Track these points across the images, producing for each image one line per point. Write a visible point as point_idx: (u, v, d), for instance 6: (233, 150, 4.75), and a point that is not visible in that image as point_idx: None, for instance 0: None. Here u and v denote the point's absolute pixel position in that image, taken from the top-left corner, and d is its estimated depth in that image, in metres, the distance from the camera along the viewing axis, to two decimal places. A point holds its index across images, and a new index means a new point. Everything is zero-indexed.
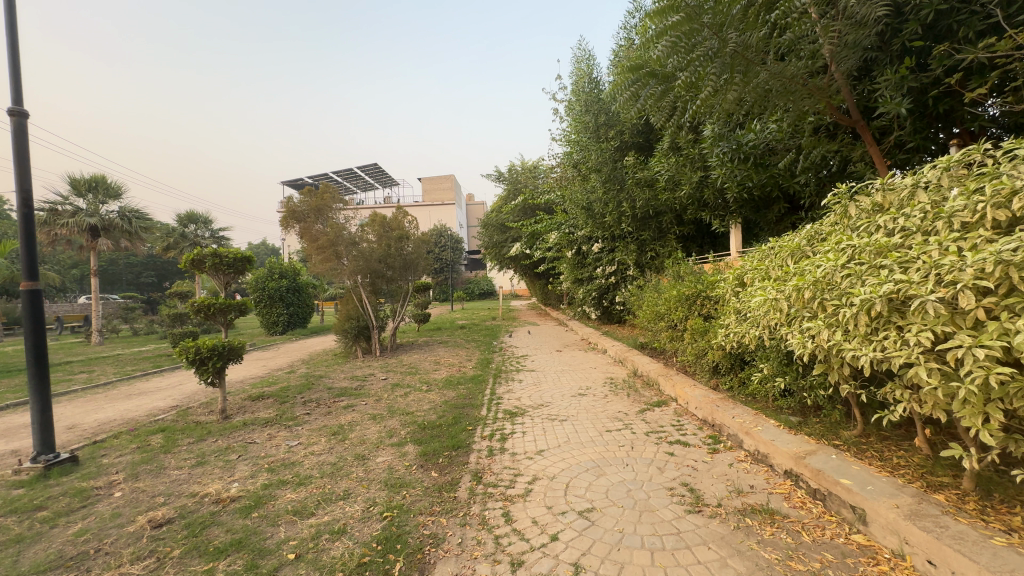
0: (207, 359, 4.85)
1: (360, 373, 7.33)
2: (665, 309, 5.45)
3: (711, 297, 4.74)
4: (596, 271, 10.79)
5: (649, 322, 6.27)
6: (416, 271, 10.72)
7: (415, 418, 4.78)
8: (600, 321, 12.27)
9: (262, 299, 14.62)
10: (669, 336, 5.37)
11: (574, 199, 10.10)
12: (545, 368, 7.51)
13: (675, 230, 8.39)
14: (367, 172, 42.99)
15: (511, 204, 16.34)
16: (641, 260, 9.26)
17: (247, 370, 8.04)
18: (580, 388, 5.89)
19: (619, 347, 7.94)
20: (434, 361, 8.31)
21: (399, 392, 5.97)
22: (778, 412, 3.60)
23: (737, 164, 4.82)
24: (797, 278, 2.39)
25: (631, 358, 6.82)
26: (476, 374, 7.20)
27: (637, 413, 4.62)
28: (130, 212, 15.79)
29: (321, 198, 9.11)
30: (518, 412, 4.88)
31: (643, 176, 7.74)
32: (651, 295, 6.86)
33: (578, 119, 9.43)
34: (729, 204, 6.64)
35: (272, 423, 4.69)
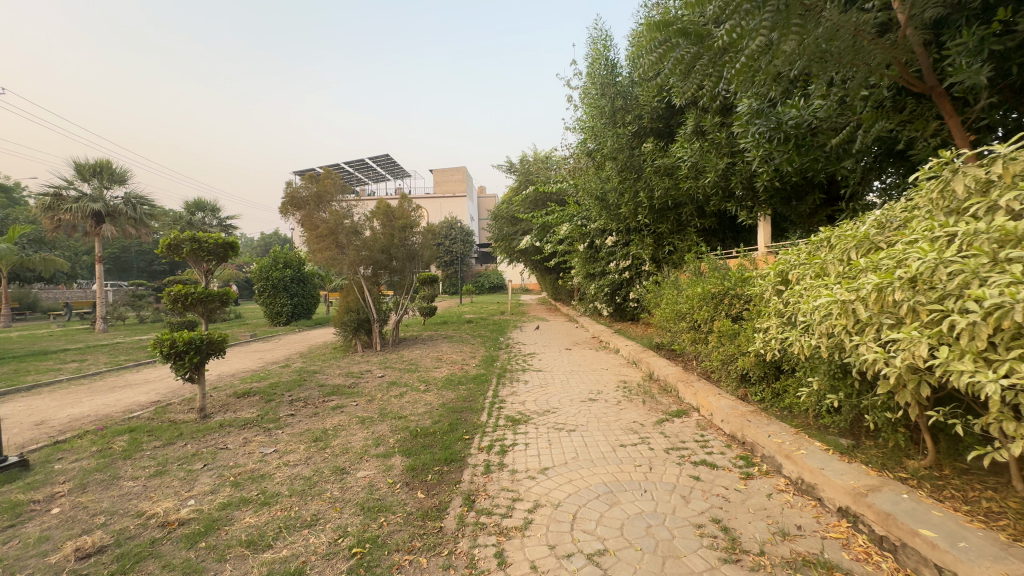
0: (184, 354, 4.46)
1: (357, 369, 6.93)
2: (687, 309, 4.92)
3: (742, 296, 4.20)
4: (609, 265, 10.25)
5: (667, 322, 5.74)
6: (421, 262, 10.22)
7: (408, 423, 4.33)
8: (612, 318, 11.74)
9: (266, 289, 14.34)
10: (691, 339, 4.85)
11: (588, 189, 9.55)
12: (554, 368, 7.03)
13: (696, 222, 7.83)
14: (379, 163, 42.66)
15: (522, 195, 15.83)
16: (658, 254, 8.72)
17: (241, 363, 7.69)
18: (591, 392, 5.39)
19: (632, 347, 7.43)
20: (436, 358, 7.89)
21: (394, 391, 5.54)
22: (823, 432, 3.08)
23: (775, 146, 4.26)
24: (877, 275, 1.87)
25: (647, 360, 6.31)
26: (479, 373, 6.75)
27: (655, 424, 4.12)
28: (135, 198, 15.61)
29: (322, 184, 8.76)
30: (521, 420, 4.40)
31: (663, 164, 7.17)
32: (670, 292, 6.31)
33: (593, 104, 8.86)
34: (758, 195, 6.07)
35: (251, 424, 4.28)
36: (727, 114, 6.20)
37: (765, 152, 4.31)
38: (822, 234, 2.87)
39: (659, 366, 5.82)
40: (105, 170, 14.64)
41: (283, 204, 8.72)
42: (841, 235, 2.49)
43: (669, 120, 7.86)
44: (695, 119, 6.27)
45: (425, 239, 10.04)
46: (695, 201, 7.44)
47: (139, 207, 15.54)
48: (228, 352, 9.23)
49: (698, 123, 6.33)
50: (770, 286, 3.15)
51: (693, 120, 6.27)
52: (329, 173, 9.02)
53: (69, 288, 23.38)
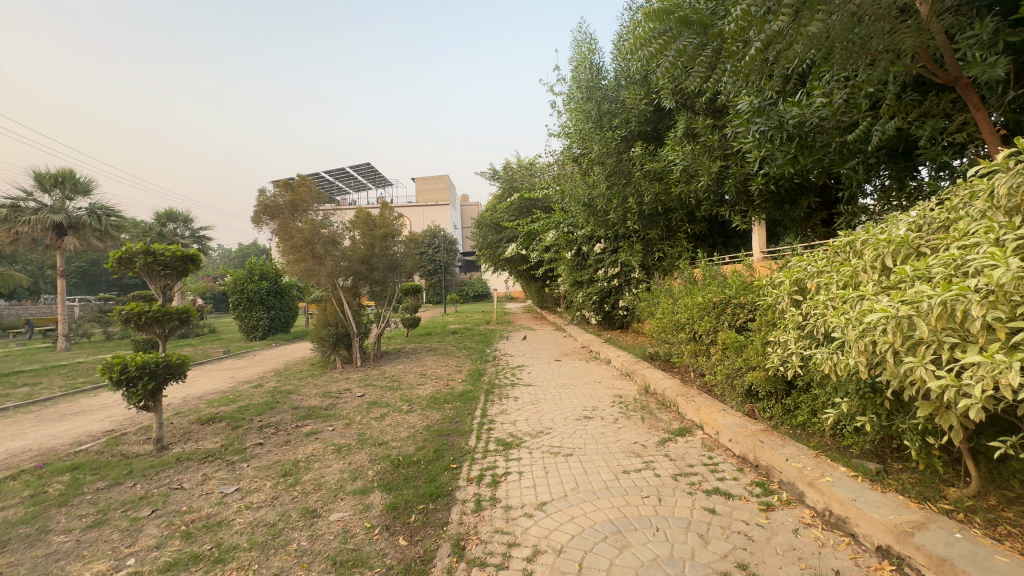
0: (136, 379, 4.01)
1: (335, 388, 6.50)
2: (685, 320, 4.66)
3: (747, 306, 3.94)
4: (598, 273, 10.00)
5: (663, 332, 5.47)
6: (401, 272, 9.94)
7: (389, 450, 3.95)
8: (600, 327, 11.49)
9: (240, 302, 13.74)
10: (690, 352, 4.57)
11: (575, 196, 9.30)
12: (544, 381, 6.70)
13: (687, 228, 7.62)
14: (360, 172, 42.04)
15: (506, 202, 15.57)
16: (648, 261, 8.51)
17: (209, 384, 7.19)
18: (585, 409, 5.07)
19: (624, 358, 7.16)
20: (420, 373, 7.50)
21: (374, 413, 5.14)
22: (846, 454, 2.82)
23: (778, 145, 4.02)
24: (941, 286, 1.60)
25: (641, 371, 6.04)
26: (465, 389, 6.37)
27: (657, 445, 3.82)
28: (101, 209, 14.88)
29: (298, 191, 8.32)
30: (513, 444, 4.04)
31: (653, 169, 6.95)
32: (665, 301, 6.05)
33: (579, 108, 8.63)
34: (752, 199, 5.87)
35: (213, 457, 3.85)
36: (719, 116, 6.01)
37: (767, 152, 4.11)
38: (842, 240, 2.62)
39: (655, 379, 5.53)
40: (67, 179, 13.89)
41: (256, 213, 8.22)
42: (873, 240, 2.24)
43: (657, 123, 7.67)
44: (686, 121, 6.07)
45: (406, 248, 9.74)
46: (687, 204, 7.22)
47: (104, 218, 14.78)
48: (197, 372, 8.68)
49: (689, 126, 6.12)
50: (784, 296, 2.88)
51: (684, 122, 6.07)
52: (305, 180, 8.58)
53: (32, 304, 22.21)
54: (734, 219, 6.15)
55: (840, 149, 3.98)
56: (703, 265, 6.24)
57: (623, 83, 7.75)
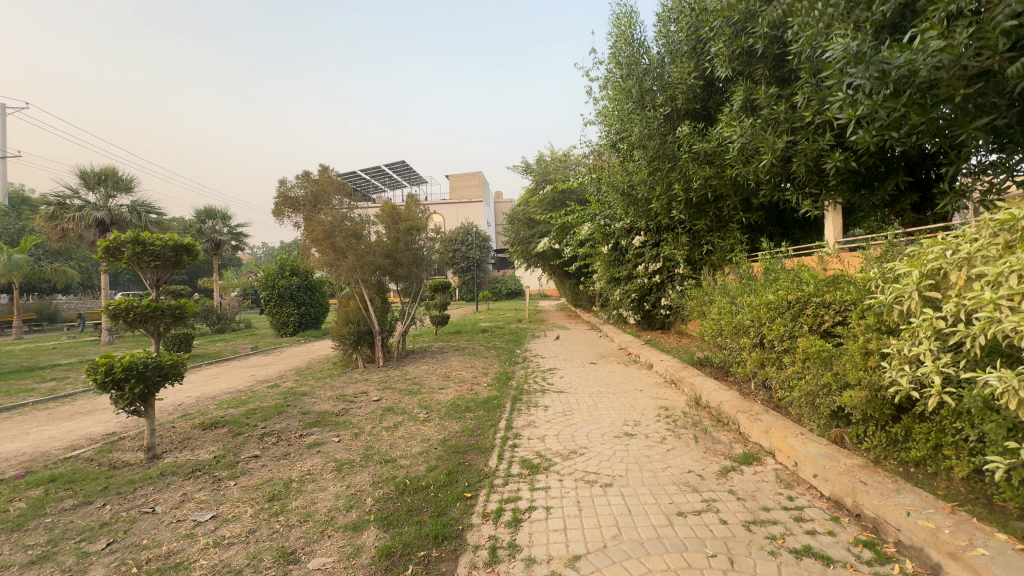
0: (124, 382, 3.64)
1: (351, 390, 6.05)
2: (749, 321, 3.87)
3: (835, 306, 3.13)
4: (637, 269, 9.22)
5: (718, 335, 4.69)
6: (428, 269, 9.48)
7: (395, 471, 3.39)
8: (639, 327, 10.72)
9: (272, 298, 13.71)
10: (755, 361, 3.79)
11: (613, 185, 8.53)
12: (578, 388, 6.04)
13: (742, 217, 6.75)
14: (395, 169, 42.31)
15: (539, 195, 14.92)
16: (694, 255, 7.71)
17: (226, 384, 6.90)
18: (626, 423, 4.36)
19: (669, 363, 6.42)
20: (444, 375, 6.99)
21: (387, 422, 4.61)
22: (1001, 514, 2.03)
23: (882, 101, 3.17)
24: None
25: (690, 380, 5.29)
26: (491, 395, 5.78)
27: (720, 477, 3.10)
28: (142, 206, 15.24)
29: (321, 182, 8.03)
30: (540, 468, 3.41)
31: (703, 149, 6.12)
32: (719, 299, 5.24)
33: (618, 87, 7.85)
34: (827, 179, 4.99)
35: (200, 472, 3.41)
36: (787, 84, 5.12)
37: (865, 111, 3.27)
38: (1009, 213, 1.84)
39: (708, 391, 4.75)
40: (110, 177, 14.20)
41: (276, 205, 7.92)
42: None
43: (707, 100, 6.82)
44: (745, 91, 5.22)
45: (432, 243, 9.28)
46: (743, 188, 6.35)
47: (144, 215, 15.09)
48: (219, 370, 8.47)
49: (749, 97, 5.27)
50: (906, 294, 2.10)
51: (743, 93, 5.22)
52: (328, 171, 8.28)
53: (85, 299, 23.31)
54: (803, 205, 5.25)
55: (961, 106, 3.11)
56: (765, 257, 5.38)
57: (669, 56, 6.91)
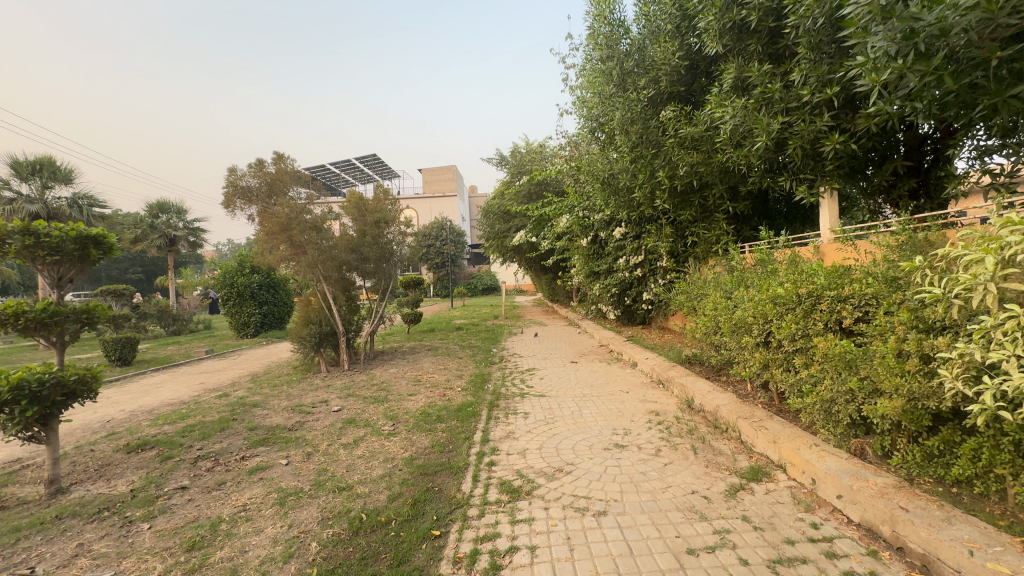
0: (13, 404, 2.95)
1: (310, 399, 5.45)
2: (750, 317, 3.49)
3: (852, 301, 2.77)
4: (618, 262, 8.84)
5: (712, 332, 4.32)
6: (398, 264, 8.89)
7: (350, 502, 2.86)
8: (620, 322, 10.40)
9: (230, 297, 12.80)
10: (759, 362, 3.41)
11: (592, 174, 8.10)
12: (560, 390, 5.61)
13: (729, 206, 6.43)
14: (366, 162, 41.08)
15: (515, 187, 14.42)
16: (678, 247, 7.38)
17: (169, 395, 6.18)
18: (616, 433, 3.93)
19: (655, 361, 6.06)
20: (415, 378, 6.46)
21: (346, 438, 4.05)
22: None
23: (909, 64, 2.78)
24: None
25: (680, 381, 4.93)
26: (465, 401, 5.28)
27: (729, 499, 2.69)
28: (84, 199, 14.03)
29: (278, 172, 7.41)
30: (522, 492, 2.94)
31: (690, 133, 5.74)
32: (710, 294, 4.86)
33: (597, 70, 7.41)
34: (823, 163, 4.67)
35: (108, 512, 2.79)
36: (782, 61, 4.77)
37: (890, 76, 2.87)
38: None
39: (701, 393, 4.38)
40: (46, 167, 12.95)
41: (226, 196, 7.22)
42: None
43: (691, 83, 6.45)
44: (736, 69, 4.84)
45: (402, 236, 8.68)
46: (731, 174, 6.03)
47: (86, 209, 13.88)
48: (166, 378, 7.69)
49: (741, 75, 4.89)
50: (976, 287, 1.72)
51: (734, 70, 4.84)
52: (285, 159, 7.61)
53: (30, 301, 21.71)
54: (797, 191, 4.91)
55: (994, 72, 2.71)
56: (758, 248, 5.01)
57: (652, 35, 6.51)
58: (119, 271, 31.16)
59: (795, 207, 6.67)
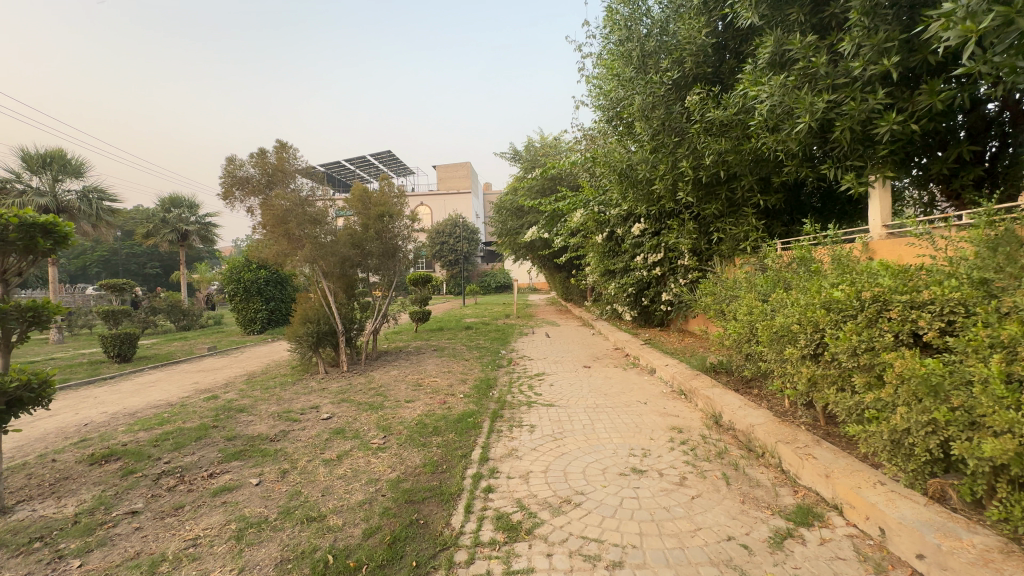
0: None
1: (300, 404, 5.04)
2: (794, 324, 2.95)
3: (932, 308, 2.23)
4: (635, 261, 8.30)
5: (744, 339, 3.79)
6: (404, 260, 8.50)
7: (318, 538, 2.42)
8: (637, 323, 9.86)
9: (237, 293, 12.59)
10: (805, 378, 2.87)
11: (609, 165, 7.58)
12: (570, 399, 5.12)
13: (759, 200, 5.86)
14: (380, 159, 41.01)
15: (527, 181, 13.92)
16: (701, 244, 6.82)
17: (158, 396, 5.86)
18: (634, 455, 3.43)
19: (676, 368, 5.54)
20: (416, 382, 6.04)
21: (329, 453, 3.62)
22: None
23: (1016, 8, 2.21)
24: None
25: (706, 393, 4.40)
26: (467, 410, 4.82)
27: (775, 550, 2.18)
28: (94, 193, 13.97)
29: (277, 159, 7.04)
30: (522, 531, 2.46)
31: (718, 117, 5.20)
32: (740, 297, 4.33)
33: (615, 53, 6.88)
34: (875, 147, 4.08)
35: (39, 544, 2.40)
36: (829, 32, 4.20)
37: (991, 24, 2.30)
38: None
39: (730, 409, 3.86)
40: (57, 160, 12.89)
41: (223, 186, 6.89)
42: None
43: (719, 65, 5.90)
44: (774, 42, 4.28)
45: (409, 231, 8.28)
46: (763, 163, 5.46)
47: (96, 203, 13.84)
48: (161, 376, 7.40)
49: (780, 49, 4.33)
50: None
51: (772, 43, 4.28)
52: (287, 148, 7.24)
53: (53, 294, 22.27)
54: (842, 180, 4.33)
55: None
56: (798, 244, 4.43)
57: (675, 13, 5.97)
58: (137, 265, 31.63)
59: (828, 200, 6.09)
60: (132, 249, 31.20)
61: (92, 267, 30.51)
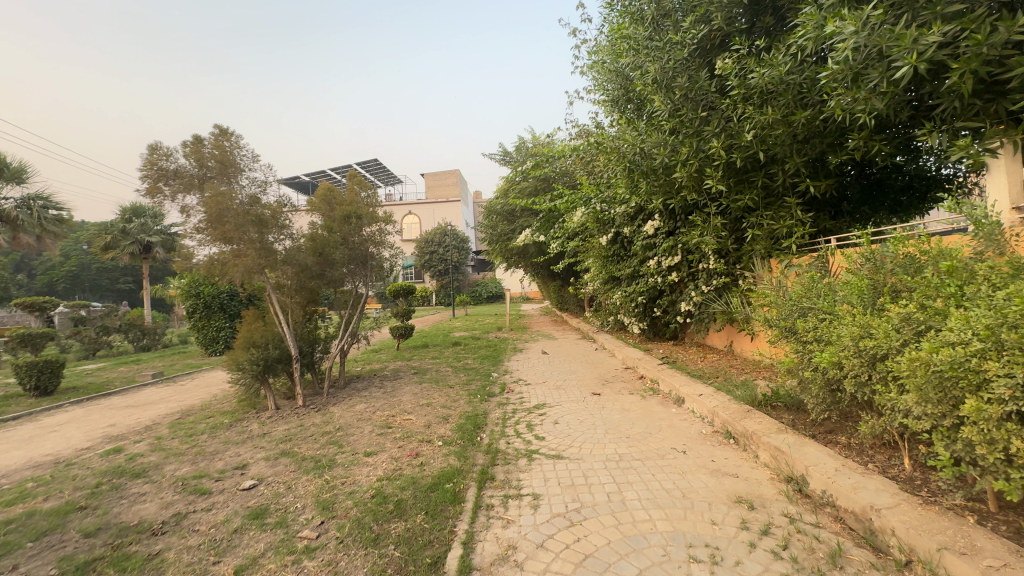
0: None
1: (223, 463, 3.75)
2: (983, 361, 1.78)
3: None
4: (646, 265, 7.12)
5: (844, 373, 2.62)
6: (377, 270, 7.25)
7: None
8: (646, 336, 8.71)
9: (196, 309, 11.21)
10: (1012, 456, 1.67)
11: (616, 153, 6.41)
12: (584, 445, 3.89)
13: (807, 185, 4.77)
14: (367, 167, 39.90)
15: (520, 182, 12.80)
16: (728, 243, 5.72)
17: (46, 449, 4.51)
18: (700, 560, 2.21)
19: (716, 399, 4.36)
20: (385, 422, 4.79)
21: (226, 564, 2.34)
22: None
23: None
24: None
25: (773, 442, 3.21)
26: (446, 467, 3.56)
27: None
28: (36, 199, 12.58)
29: (219, 147, 5.84)
30: None
31: (763, 79, 4.09)
32: (816, 311, 3.15)
33: (622, 18, 5.78)
34: (1001, 102, 2.98)
35: None
36: None
37: None
38: None
39: (822, 473, 2.67)
40: None
41: (144, 181, 5.61)
42: None
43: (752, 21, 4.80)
44: None
45: (382, 236, 7.10)
46: (816, 139, 4.35)
47: (38, 210, 12.45)
48: (75, 415, 6.03)
49: None
50: None
51: None
52: (229, 135, 6.01)
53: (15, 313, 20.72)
54: (949, 150, 3.22)
55: None
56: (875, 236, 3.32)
57: None
58: (109, 280, 30.14)
59: (879, 186, 5.41)
60: (103, 264, 29.64)
61: (59, 283, 28.84)
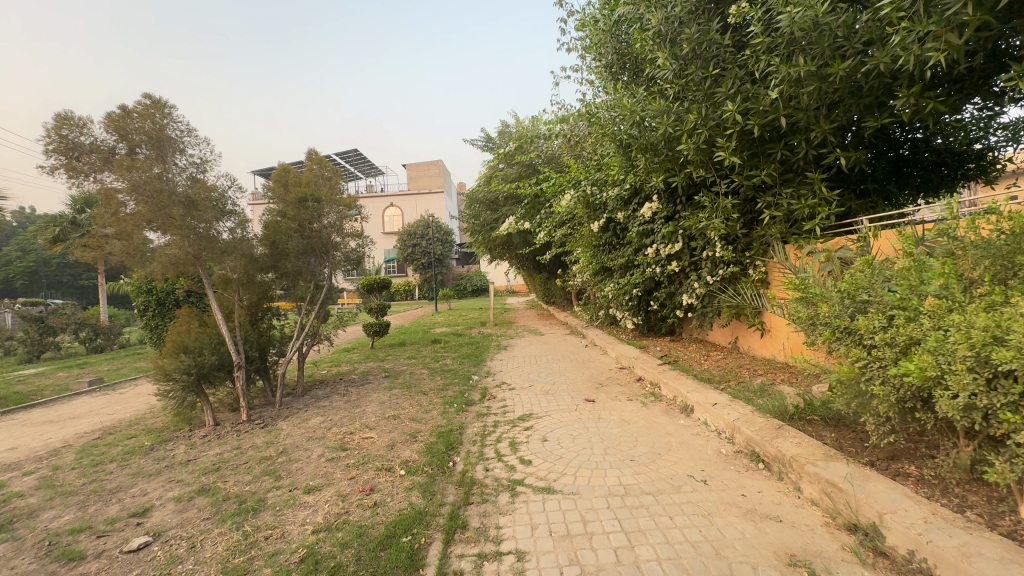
0: None
1: (118, 508, 2.91)
2: None
3: None
4: (643, 254, 6.40)
5: (944, 393, 1.90)
6: (339, 263, 6.36)
7: None
8: (641, 332, 8.02)
9: (148, 307, 10.16)
10: None
11: (611, 126, 5.67)
12: (579, 474, 3.14)
13: (835, 157, 4.07)
14: (345, 158, 38.54)
15: (503, 167, 11.99)
16: (738, 226, 5.01)
17: None
18: None
19: (736, 410, 3.65)
20: (340, 442, 3.98)
21: None
22: None
23: None
24: None
25: (822, 473, 2.49)
26: (405, 508, 2.78)
27: None
28: None
29: (148, 120, 4.82)
30: None
31: (793, 21, 3.35)
32: (879, 306, 2.44)
33: None
34: None
35: None
36: None
37: None
38: None
39: (909, 527, 1.96)
40: None
41: (50, 157, 4.51)
42: None
43: None
44: None
45: (344, 224, 6.22)
46: (850, 99, 3.66)
47: None
48: None
49: None
50: None
51: None
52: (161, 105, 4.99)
53: None
54: None
55: None
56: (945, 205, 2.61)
57: None
58: (71, 276, 28.48)
59: (904, 162, 4.80)
60: (63, 259, 27.99)
61: (16, 280, 27.15)
